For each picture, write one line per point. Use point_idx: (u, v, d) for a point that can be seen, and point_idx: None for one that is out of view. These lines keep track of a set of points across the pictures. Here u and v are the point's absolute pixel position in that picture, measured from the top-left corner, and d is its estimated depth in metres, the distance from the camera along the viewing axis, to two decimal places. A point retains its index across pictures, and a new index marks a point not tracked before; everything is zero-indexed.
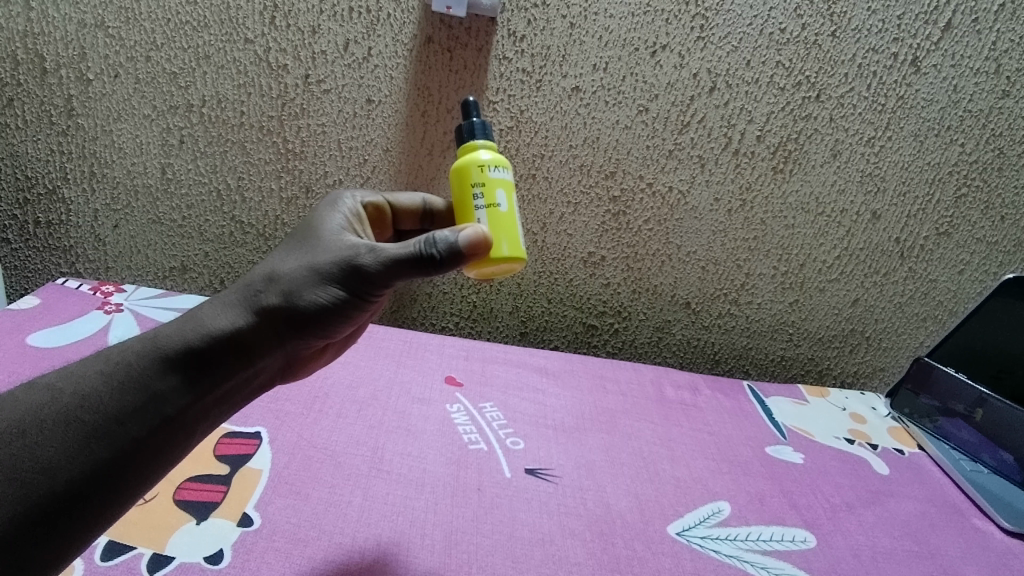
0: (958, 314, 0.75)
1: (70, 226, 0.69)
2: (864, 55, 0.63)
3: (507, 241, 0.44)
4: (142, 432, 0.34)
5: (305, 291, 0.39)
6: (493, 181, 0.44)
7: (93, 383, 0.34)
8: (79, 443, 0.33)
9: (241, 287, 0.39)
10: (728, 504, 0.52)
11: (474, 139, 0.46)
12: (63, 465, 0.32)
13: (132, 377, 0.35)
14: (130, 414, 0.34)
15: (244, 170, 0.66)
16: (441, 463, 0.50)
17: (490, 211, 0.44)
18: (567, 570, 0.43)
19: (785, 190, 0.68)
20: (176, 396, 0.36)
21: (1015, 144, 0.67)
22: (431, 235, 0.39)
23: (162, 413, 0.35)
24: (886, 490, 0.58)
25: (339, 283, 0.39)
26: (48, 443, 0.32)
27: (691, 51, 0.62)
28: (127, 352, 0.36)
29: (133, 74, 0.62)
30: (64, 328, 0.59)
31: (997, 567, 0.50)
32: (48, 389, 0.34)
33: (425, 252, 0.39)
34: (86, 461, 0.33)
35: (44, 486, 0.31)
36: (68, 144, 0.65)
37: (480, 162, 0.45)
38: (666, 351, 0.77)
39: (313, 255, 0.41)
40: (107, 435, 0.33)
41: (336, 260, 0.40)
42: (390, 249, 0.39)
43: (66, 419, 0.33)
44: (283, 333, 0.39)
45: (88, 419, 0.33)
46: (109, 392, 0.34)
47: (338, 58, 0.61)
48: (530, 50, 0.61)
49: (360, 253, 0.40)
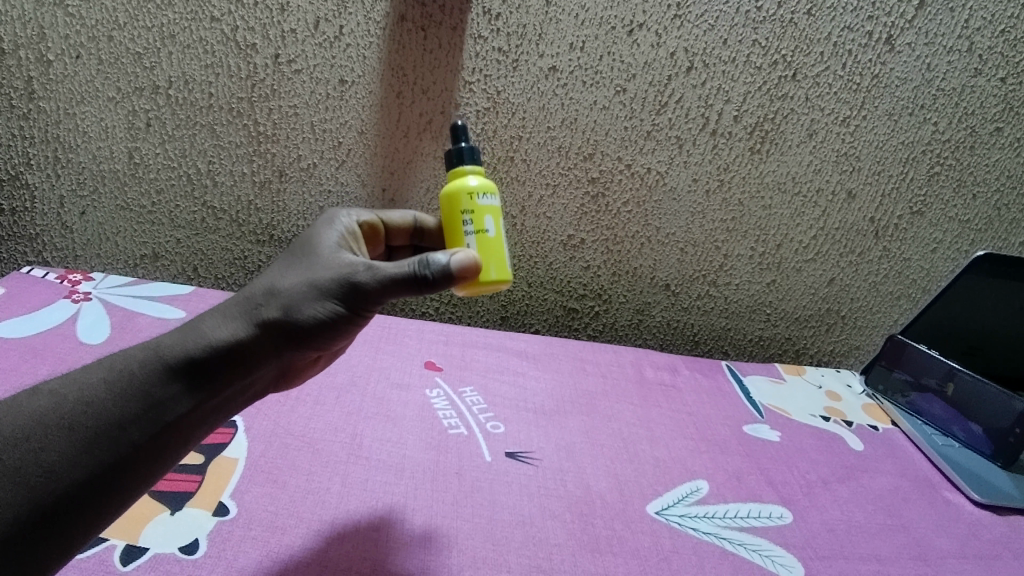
0: (931, 292, 0.76)
1: (35, 213, 0.67)
2: (840, 33, 0.62)
3: (494, 265, 0.44)
4: (141, 437, 0.33)
5: (304, 305, 0.38)
6: (482, 208, 0.44)
7: (96, 389, 0.33)
8: (82, 448, 0.31)
9: (240, 299, 0.38)
10: (706, 483, 0.53)
11: (463, 165, 0.46)
12: (66, 468, 0.31)
13: (135, 383, 0.34)
14: (131, 419, 0.33)
15: (215, 154, 0.65)
16: (421, 449, 0.50)
17: (479, 237, 0.44)
18: (548, 551, 0.43)
19: (762, 170, 0.68)
20: (178, 401, 0.35)
21: (987, 122, 0.67)
22: (425, 255, 0.39)
23: (162, 419, 0.34)
24: (860, 465, 0.59)
25: (337, 298, 0.38)
26: (52, 446, 0.31)
27: (668, 30, 0.61)
28: (130, 359, 0.35)
29: (95, 54, 0.60)
30: (33, 317, 0.58)
31: (966, 538, 0.52)
32: (52, 394, 0.33)
33: (419, 272, 0.38)
34: (85, 465, 0.31)
35: (45, 489, 0.30)
36: (30, 128, 0.63)
37: (469, 189, 0.45)
38: (646, 333, 0.77)
39: (312, 272, 0.40)
40: (107, 440, 0.32)
41: (332, 276, 0.39)
42: (387, 267, 0.39)
43: (70, 423, 0.32)
44: (281, 347, 0.38)
45: (92, 424, 0.32)
46: (108, 396, 0.33)
47: (308, 37, 0.60)
48: (506, 28, 0.60)
49: (358, 271, 0.39)
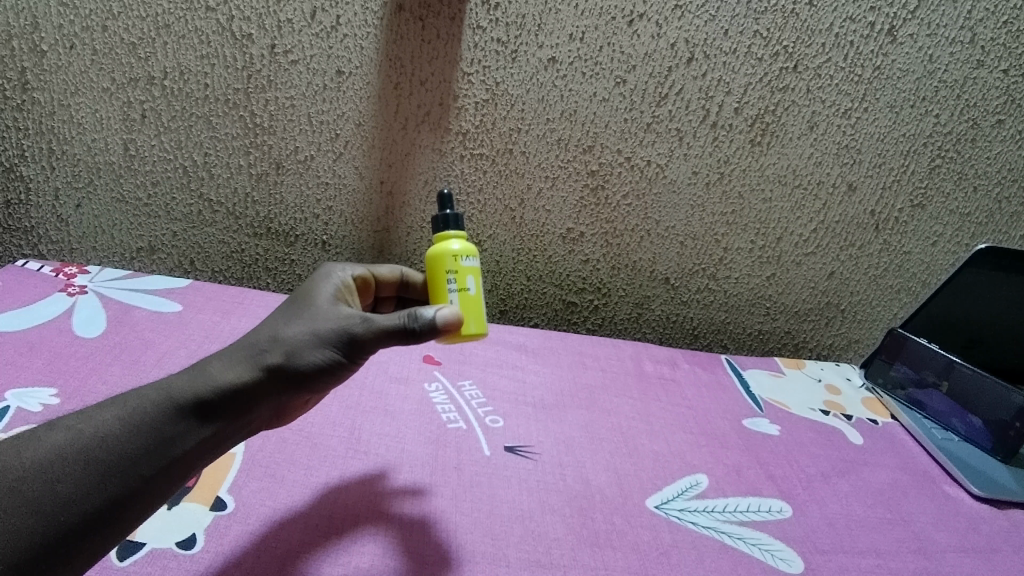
0: (931, 285, 0.76)
1: (31, 206, 0.66)
2: (842, 24, 0.62)
3: (475, 319, 0.45)
4: (153, 471, 0.32)
5: (303, 355, 0.37)
6: (465, 269, 0.46)
7: (112, 424, 0.32)
8: (96, 479, 0.30)
9: (237, 348, 0.37)
10: (705, 476, 0.53)
11: (447, 230, 0.47)
12: (82, 498, 0.30)
13: (149, 419, 0.33)
14: (141, 454, 0.32)
15: (211, 146, 0.64)
16: (420, 444, 0.50)
17: (461, 295, 0.45)
18: (548, 545, 0.43)
19: (763, 163, 0.68)
20: (187, 436, 0.34)
21: (989, 113, 0.67)
22: (414, 310, 0.39)
23: (168, 455, 0.33)
24: (860, 459, 0.59)
25: (335, 348, 0.38)
26: (68, 478, 0.30)
27: (669, 20, 0.61)
28: (144, 398, 0.34)
29: (90, 45, 0.59)
30: (29, 311, 0.57)
31: (965, 532, 0.52)
32: (69, 429, 0.32)
33: (410, 326, 0.39)
34: (98, 495, 0.30)
35: (59, 519, 0.29)
36: (25, 120, 0.62)
37: (453, 251, 0.46)
38: (645, 327, 0.77)
39: (310, 320, 0.39)
40: (120, 473, 0.31)
41: (329, 327, 0.38)
42: (383, 320, 0.39)
43: (86, 455, 0.31)
44: (278, 395, 0.37)
45: (107, 457, 0.31)
46: (122, 430, 0.32)
47: (305, 27, 0.59)
48: (505, 19, 0.60)
49: (355, 322, 0.39)
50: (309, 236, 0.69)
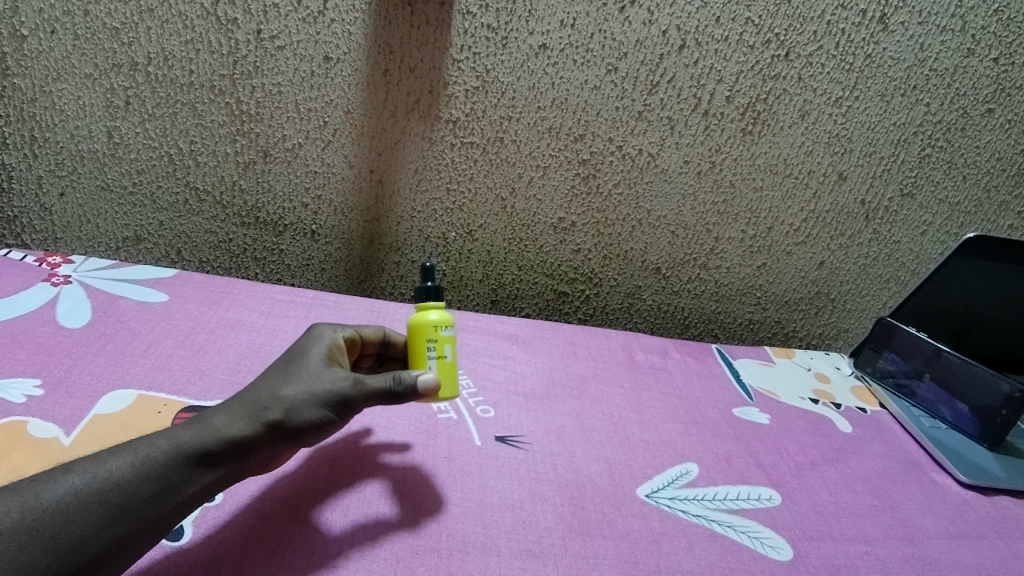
0: (920, 274, 0.76)
1: (12, 195, 0.65)
2: (834, 11, 0.62)
3: (450, 385, 0.45)
4: (157, 515, 0.32)
5: (296, 416, 0.37)
6: (444, 337, 0.46)
7: (124, 468, 0.32)
8: (105, 522, 0.30)
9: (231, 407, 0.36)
10: (695, 465, 0.53)
11: (429, 301, 0.47)
12: (92, 539, 0.29)
13: (158, 464, 0.33)
14: (148, 498, 0.31)
15: (197, 133, 0.63)
16: (410, 434, 0.50)
17: (439, 361, 0.45)
18: (538, 534, 0.43)
19: (754, 152, 0.68)
20: (190, 484, 0.33)
21: (979, 103, 0.67)
22: (398, 373, 0.40)
23: (170, 500, 0.32)
24: (849, 447, 0.59)
25: (326, 409, 0.38)
26: (81, 518, 0.30)
27: (660, 7, 0.60)
28: (154, 445, 0.33)
29: (71, 30, 0.58)
30: (12, 302, 0.56)
31: (952, 518, 0.52)
32: (86, 471, 0.31)
33: (395, 389, 0.39)
34: (107, 536, 0.30)
35: (70, 557, 0.29)
36: (5, 106, 0.61)
37: (433, 320, 0.46)
38: (637, 317, 0.77)
39: (302, 378, 0.39)
40: (128, 513, 0.31)
41: (322, 386, 0.38)
42: (371, 382, 0.39)
43: (99, 496, 0.30)
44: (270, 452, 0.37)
45: (117, 499, 0.31)
46: (133, 473, 0.32)
47: (292, 12, 0.58)
48: (495, 4, 0.59)
49: (348, 382, 0.39)
50: (298, 226, 0.69)
